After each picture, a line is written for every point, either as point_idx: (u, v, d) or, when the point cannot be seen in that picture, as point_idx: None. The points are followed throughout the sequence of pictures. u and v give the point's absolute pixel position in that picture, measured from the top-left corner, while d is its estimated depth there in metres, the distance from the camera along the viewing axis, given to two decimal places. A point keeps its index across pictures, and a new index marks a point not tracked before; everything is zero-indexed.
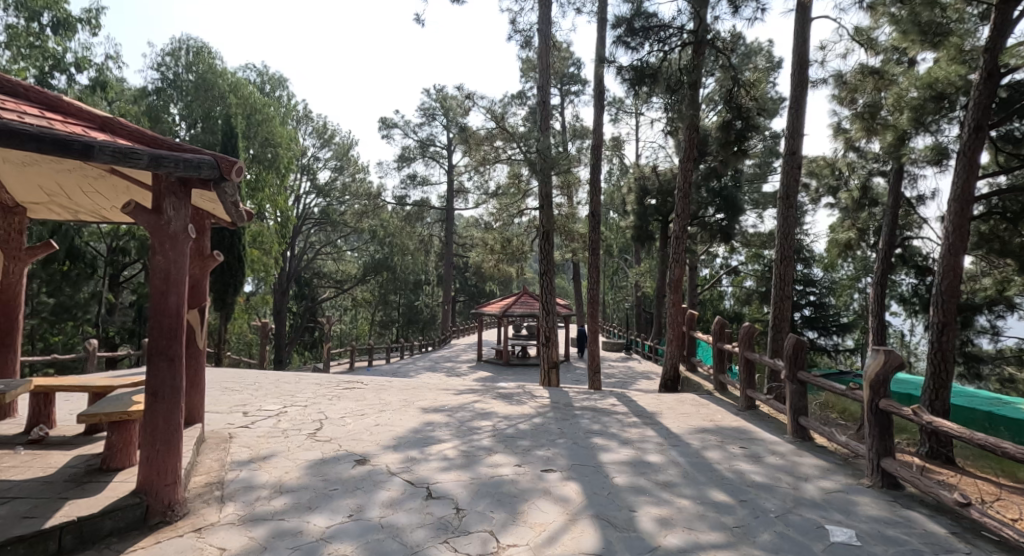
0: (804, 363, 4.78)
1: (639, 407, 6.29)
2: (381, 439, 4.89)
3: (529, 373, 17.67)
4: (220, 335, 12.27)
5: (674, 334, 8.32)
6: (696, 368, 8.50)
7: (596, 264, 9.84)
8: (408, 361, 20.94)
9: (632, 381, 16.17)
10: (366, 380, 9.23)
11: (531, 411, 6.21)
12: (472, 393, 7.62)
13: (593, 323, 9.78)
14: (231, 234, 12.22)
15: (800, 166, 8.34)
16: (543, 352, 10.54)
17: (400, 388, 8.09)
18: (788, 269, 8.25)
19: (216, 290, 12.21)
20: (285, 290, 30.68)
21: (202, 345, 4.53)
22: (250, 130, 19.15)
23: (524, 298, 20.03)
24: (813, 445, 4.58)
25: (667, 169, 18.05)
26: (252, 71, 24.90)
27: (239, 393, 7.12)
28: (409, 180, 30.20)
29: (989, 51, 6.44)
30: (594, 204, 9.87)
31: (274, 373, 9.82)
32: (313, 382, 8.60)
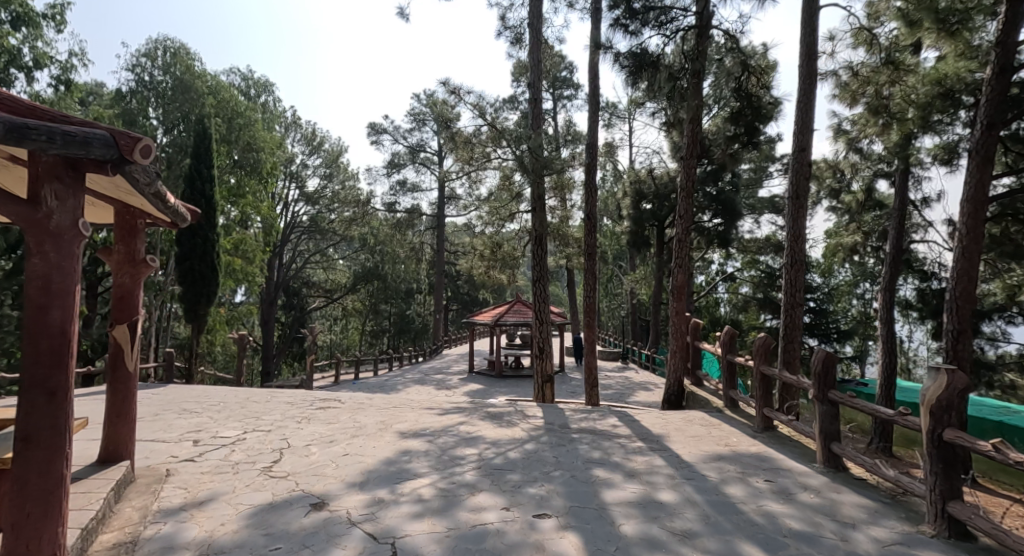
0: (835, 381, 4.14)
1: (643, 429, 5.63)
2: (346, 475, 4.19)
3: (523, 384, 17.02)
4: (192, 348, 11.56)
5: (677, 345, 7.66)
6: (702, 382, 7.85)
7: (592, 271, 9.17)
8: (397, 373, 20.23)
9: (629, 392, 15.55)
10: (345, 397, 8.51)
11: (522, 434, 5.54)
12: (459, 412, 6.94)
13: (590, 335, 9.10)
14: (203, 241, 11.52)
15: (810, 165, 7.70)
16: (537, 365, 9.86)
17: (379, 407, 7.39)
18: (800, 274, 7.63)
19: (188, 301, 11.47)
20: (272, 300, 29.94)
21: (133, 367, 3.92)
22: (232, 134, 18.47)
23: (516, 306, 19.38)
24: (850, 478, 3.93)
25: (663, 173, 17.51)
26: (236, 75, 24.25)
27: (199, 417, 6.40)
28: (399, 186, 29.59)
29: (1001, 45, 6.26)
30: (589, 206, 9.23)
31: (246, 391, 9.07)
32: (285, 400, 7.88)
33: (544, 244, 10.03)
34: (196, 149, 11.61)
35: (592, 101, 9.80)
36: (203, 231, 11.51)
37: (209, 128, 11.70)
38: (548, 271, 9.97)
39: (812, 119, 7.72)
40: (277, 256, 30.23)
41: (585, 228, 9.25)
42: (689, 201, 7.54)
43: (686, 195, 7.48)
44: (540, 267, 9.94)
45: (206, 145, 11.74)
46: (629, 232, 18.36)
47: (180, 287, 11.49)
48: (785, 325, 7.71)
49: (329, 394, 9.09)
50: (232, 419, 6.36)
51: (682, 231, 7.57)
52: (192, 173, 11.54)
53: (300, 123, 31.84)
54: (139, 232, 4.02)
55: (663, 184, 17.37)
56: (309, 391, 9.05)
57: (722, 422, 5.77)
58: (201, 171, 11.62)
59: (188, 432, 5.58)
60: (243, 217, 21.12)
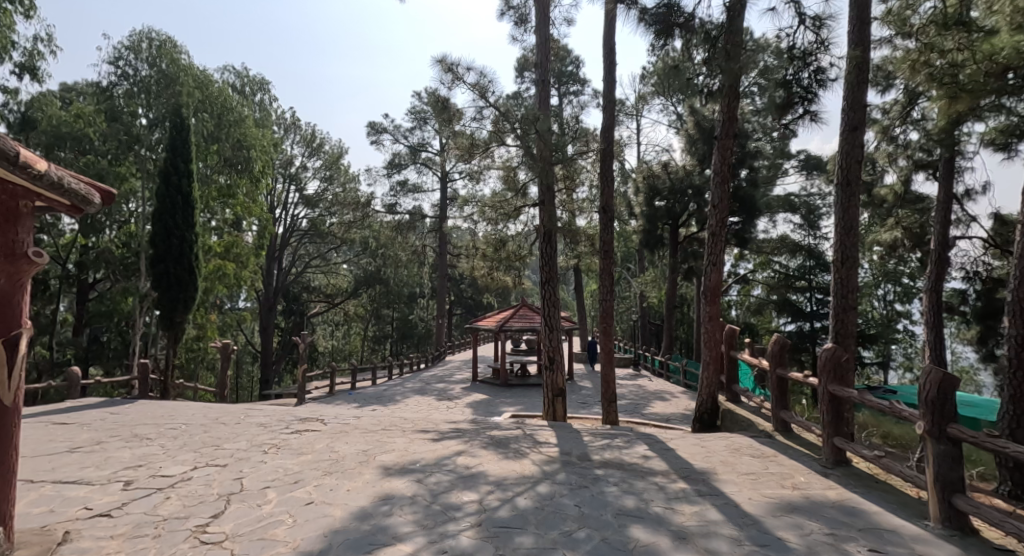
0: (955, 413, 3.07)
1: (682, 463, 4.57)
2: (302, 540, 3.16)
3: (531, 394, 15.99)
4: (169, 359, 10.61)
5: (712, 355, 6.63)
6: (739, 399, 6.78)
7: (608, 270, 8.12)
8: (397, 381, 19.23)
9: (645, 402, 14.49)
10: (329, 417, 7.48)
11: (533, 471, 4.48)
12: (458, 438, 5.89)
13: (606, 343, 8.05)
14: (181, 242, 10.59)
15: (862, 145, 6.58)
16: (546, 377, 8.83)
17: (364, 431, 6.35)
18: (851, 274, 6.55)
19: (164, 308, 10.49)
20: (272, 305, 29.04)
21: (8, 401, 2.91)
22: (221, 132, 17.52)
23: (522, 310, 18.35)
24: (988, 549, 2.87)
25: (678, 167, 16.44)
26: (230, 72, 23.37)
27: (149, 446, 5.39)
28: (400, 187, 28.61)
29: None
30: (605, 197, 8.15)
31: (220, 409, 8.09)
32: (258, 423, 6.86)
33: (553, 239, 9.01)
34: (173, 143, 10.65)
35: (610, 81, 8.78)
36: (180, 231, 10.58)
37: (187, 119, 10.75)
38: (557, 272, 8.93)
39: (864, 95, 6.56)
40: (276, 260, 29.34)
41: (600, 221, 8.21)
42: (724, 187, 6.47)
43: (720, 179, 6.44)
44: (550, 268, 8.92)
45: (184, 138, 10.78)
46: (641, 230, 17.39)
47: (155, 292, 10.53)
48: (835, 333, 6.62)
49: (314, 412, 8.09)
50: (188, 448, 5.35)
51: (716, 220, 6.50)
52: (168, 169, 10.58)
53: (299, 125, 30.97)
54: (22, 218, 2.98)
55: (678, 179, 16.29)
56: (290, 410, 8.05)
57: (778, 451, 4.70)
58: (178, 166, 10.67)
59: (126, 469, 4.57)
60: (236, 218, 20.21)
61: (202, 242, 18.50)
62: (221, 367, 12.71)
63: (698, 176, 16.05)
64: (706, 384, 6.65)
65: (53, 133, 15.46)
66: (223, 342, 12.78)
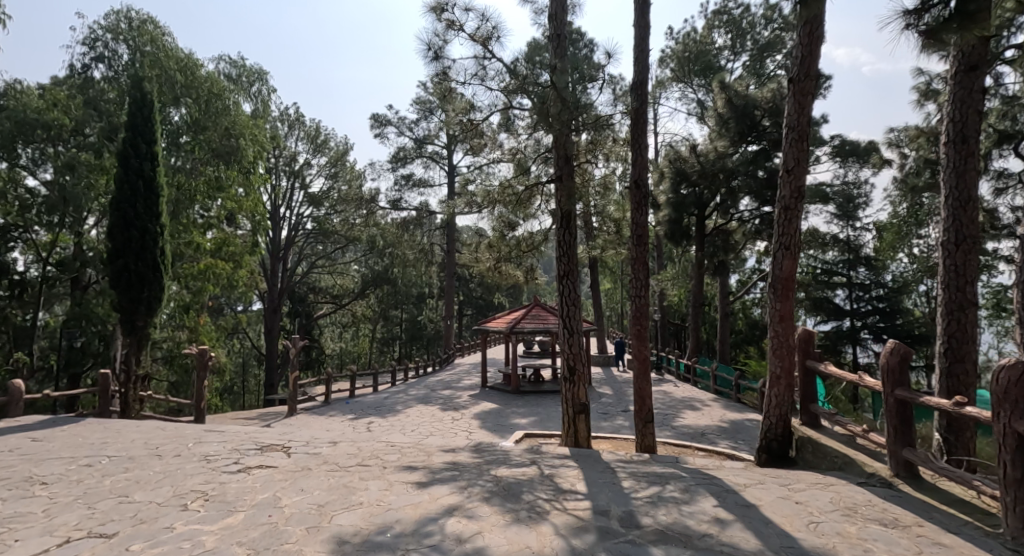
0: None
1: (779, 536, 3.06)
2: None
3: (547, 402, 14.46)
4: (131, 369, 9.25)
5: (784, 367, 5.08)
6: (819, 423, 5.17)
7: (643, 259, 6.58)
8: (402, 387, 17.81)
9: (674, 412, 12.91)
10: (296, 445, 5.99)
11: (557, 551, 2.99)
12: (452, 481, 4.40)
13: (640, 351, 6.52)
14: (142, 234, 9.26)
15: (985, 89, 4.98)
16: (565, 389, 7.35)
17: (334, 468, 4.89)
18: (970, 259, 4.97)
19: (123, 310, 9.18)
20: (277, 307, 27.79)
21: None
22: (208, 120, 16.27)
23: (534, 310, 16.85)
24: None
25: (708, 150, 14.85)
26: (225, 61, 22.17)
27: (31, 498, 3.97)
28: (405, 181, 27.21)
29: None
30: (636, 168, 6.59)
31: (170, 432, 6.67)
32: (204, 454, 5.41)
33: (572, 222, 7.47)
34: (134, 121, 9.31)
35: (642, 26, 7.19)
36: (141, 222, 9.24)
37: (150, 94, 9.41)
38: (578, 264, 7.44)
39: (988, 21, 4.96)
40: (279, 261, 28.07)
41: (630, 199, 6.65)
42: (801, 144, 4.87)
43: (797, 136, 4.83)
44: (568, 259, 7.43)
45: (146, 116, 9.45)
46: (667, 221, 15.84)
47: (113, 292, 9.20)
48: (947, 337, 5.01)
49: (283, 436, 6.64)
50: (80, 502, 3.91)
51: (789, 189, 4.90)
52: (126, 150, 9.23)
53: (302, 120, 29.76)
54: None
55: (709, 162, 14.65)
56: (254, 434, 6.61)
57: (920, 519, 3.16)
58: (138, 147, 9.30)
59: None
60: (230, 213, 18.97)
61: (191, 239, 17.21)
62: (198, 377, 11.32)
63: (732, 159, 14.39)
64: (775, 403, 5.10)
65: (18, 120, 14.13)
66: (200, 348, 11.43)
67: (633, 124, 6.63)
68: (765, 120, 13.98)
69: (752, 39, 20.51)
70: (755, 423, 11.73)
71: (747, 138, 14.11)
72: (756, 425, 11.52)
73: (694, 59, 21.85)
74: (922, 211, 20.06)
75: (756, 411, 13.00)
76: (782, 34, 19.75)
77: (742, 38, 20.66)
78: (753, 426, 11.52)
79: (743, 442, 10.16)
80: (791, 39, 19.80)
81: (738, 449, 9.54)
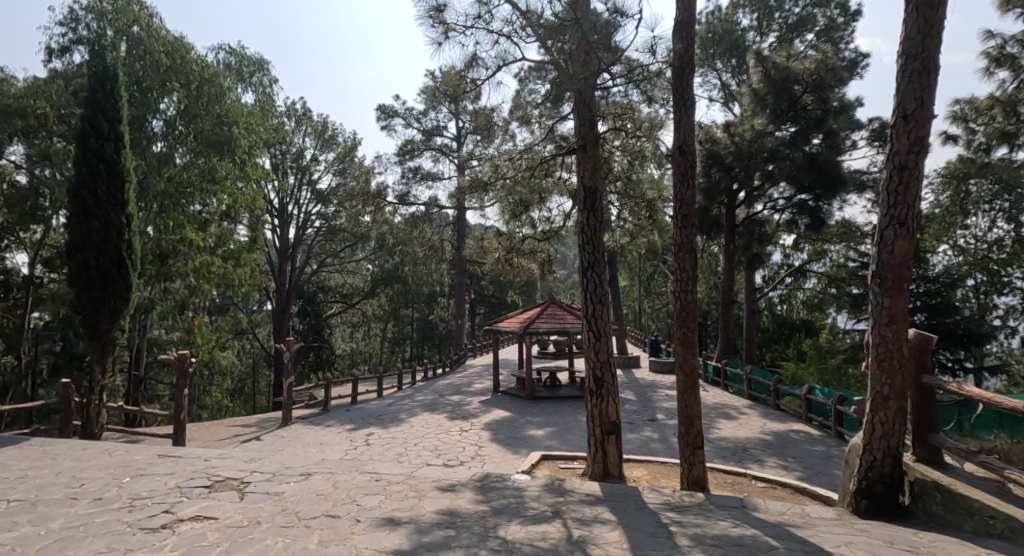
0: None
1: None
2: None
3: (565, 409, 13.17)
4: (95, 379, 8.13)
5: (895, 385, 3.75)
6: (941, 460, 3.85)
7: (688, 244, 5.23)
8: (408, 392, 16.62)
9: (708, 421, 11.56)
10: (257, 481, 4.78)
11: None
12: (442, 550, 3.14)
13: (685, 359, 5.23)
14: (104, 225, 8.14)
15: None
16: (591, 405, 6.10)
17: (291, 524, 3.66)
18: None
19: (84, 311, 8.09)
20: (286, 307, 26.73)
21: None
22: (198, 107, 15.19)
23: (550, 309, 15.48)
24: None
25: (742, 130, 13.41)
26: (224, 52, 21.11)
27: None
28: (413, 174, 26.04)
29: None
30: (679, 129, 5.24)
31: (114, 460, 5.51)
32: (134, 497, 4.24)
33: (598, 202, 6.19)
34: (95, 97, 8.18)
35: None
36: (103, 211, 8.13)
37: (112, 66, 8.24)
38: (604, 253, 6.14)
39: None
40: (287, 260, 27.02)
41: (673, 169, 5.33)
42: (924, 79, 3.54)
43: (923, 66, 3.52)
44: (593, 247, 6.15)
45: (108, 91, 8.28)
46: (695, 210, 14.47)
47: (71, 291, 8.10)
48: None
49: (248, 465, 5.43)
50: None
51: (907, 140, 3.58)
52: (85, 129, 8.08)
53: (309, 115, 28.72)
54: None
55: (745, 143, 13.26)
56: (212, 463, 5.42)
57: None
58: (99, 126, 8.14)
59: None
60: (230, 209, 18.00)
61: (185, 236, 16.20)
62: (178, 386, 10.07)
63: (772, 137, 13.05)
64: (881, 434, 3.81)
65: None
66: (181, 353, 10.16)
67: (674, 75, 5.24)
68: (806, 96, 12.74)
69: (781, 17, 18.95)
70: (802, 435, 10.32)
71: (785, 116, 12.88)
72: (805, 438, 10.10)
73: (718, 40, 20.27)
74: (970, 199, 18.44)
75: (801, 420, 11.58)
76: (815, 10, 18.15)
77: (770, 17, 19.11)
78: (801, 439, 10.11)
79: (795, 460, 8.75)
80: (823, 16, 18.24)
81: (792, 471, 8.15)
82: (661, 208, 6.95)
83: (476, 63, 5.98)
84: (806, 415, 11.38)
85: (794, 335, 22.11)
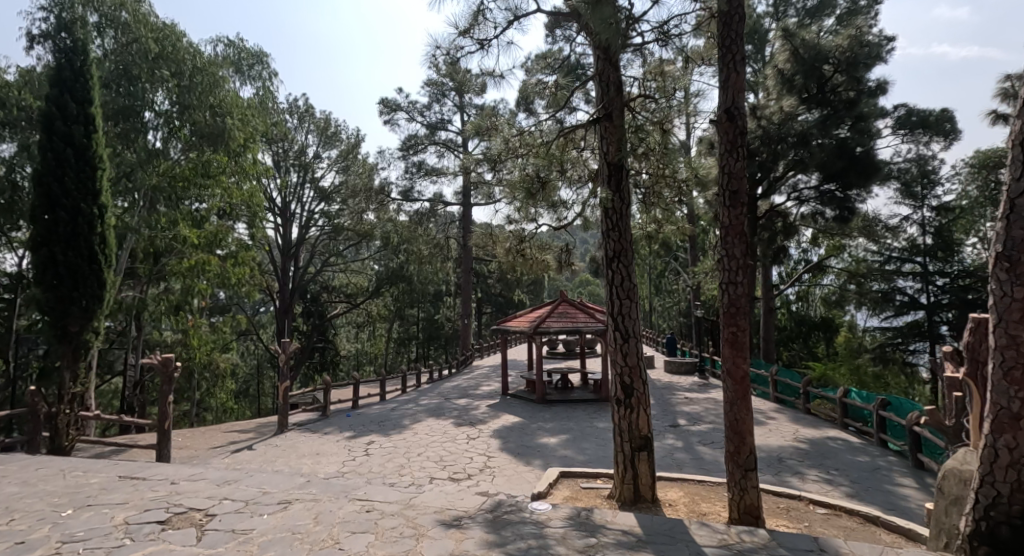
0: None
1: None
2: None
3: (579, 414, 12.29)
4: (66, 387, 7.32)
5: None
6: None
7: (738, 228, 4.38)
8: (413, 396, 15.82)
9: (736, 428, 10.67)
10: (226, 514, 3.99)
11: None
12: None
13: (736, 366, 4.38)
14: (73, 217, 7.44)
15: None
16: (618, 419, 5.28)
17: None
18: None
19: (52, 311, 7.34)
20: (288, 308, 25.96)
21: None
22: (192, 98, 14.41)
23: (562, 307, 14.61)
24: None
25: (768, 113, 12.53)
26: (221, 44, 20.35)
27: None
28: (417, 170, 25.26)
29: None
30: (729, 87, 4.36)
31: (64, 485, 4.73)
32: (67, 541, 3.44)
33: (625, 179, 5.33)
34: (63, 78, 7.50)
35: None
36: (72, 201, 7.41)
37: (81, 42, 7.56)
38: (633, 241, 5.31)
39: None
40: (290, 259, 26.29)
41: (719, 136, 4.47)
42: None
43: None
44: (620, 233, 5.31)
45: (77, 69, 7.60)
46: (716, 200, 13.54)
47: (37, 289, 7.35)
48: None
49: (218, 491, 4.63)
50: None
51: None
52: (50, 111, 7.38)
53: (312, 111, 27.98)
54: None
55: (773, 126, 12.33)
56: (176, 490, 4.63)
57: None
58: (66, 107, 7.43)
59: None
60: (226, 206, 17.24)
61: (179, 234, 15.43)
62: (162, 394, 9.19)
63: (801, 120, 12.12)
64: (1010, 462, 2.97)
65: None
66: (165, 357, 9.34)
67: (719, 23, 4.40)
68: (838, 76, 11.86)
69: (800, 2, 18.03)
70: (841, 443, 9.42)
71: (814, 98, 12.03)
72: (844, 447, 9.21)
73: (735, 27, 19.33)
74: None
75: (835, 426, 10.69)
76: None
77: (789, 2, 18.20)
78: (840, 447, 9.21)
79: (839, 473, 7.86)
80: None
81: (838, 485, 7.27)
82: (692, 192, 6.12)
83: (483, 17, 5.17)
84: (841, 421, 10.49)
85: (812, 333, 21.13)
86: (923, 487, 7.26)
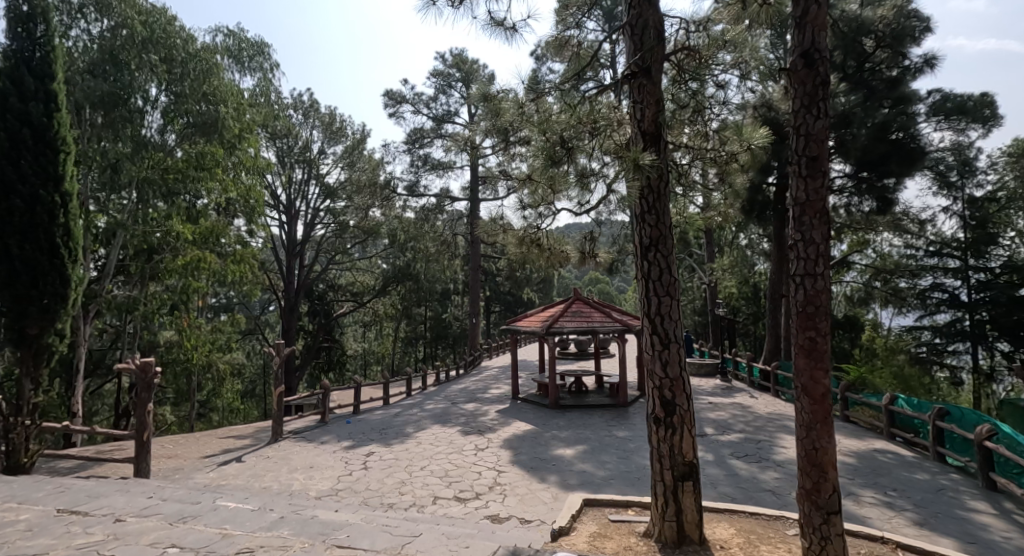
0: None
1: None
2: None
3: (596, 421, 11.35)
4: (24, 397, 6.50)
5: None
6: None
7: (816, 204, 3.45)
8: (418, 399, 14.93)
9: (770, 438, 9.69)
10: None
11: None
12: None
13: (814, 382, 3.45)
14: (30, 204, 6.75)
15: None
16: (657, 441, 4.36)
17: None
18: None
19: (9, 311, 6.64)
20: (294, 307, 25.12)
21: None
22: (185, 86, 13.61)
23: (575, 306, 13.68)
24: None
25: None
26: (220, 34, 19.51)
27: None
28: (423, 163, 24.38)
29: None
30: (805, 25, 3.45)
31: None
32: None
33: (664, 150, 4.42)
34: (20, 52, 6.85)
35: None
36: (29, 186, 6.73)
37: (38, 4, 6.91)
38: (673, 225, 4.41)
39: None
40: (295, 258, 25.46)
41: (789, 89, 3.55)
42: None
43: None
44: (657, 217, 4.39)
45: (36, 36, 6.97)
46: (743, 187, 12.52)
47: None
48: None
49: (166, 533, 3.78)
50: None
51: None
52: (5, 87, 6.74)
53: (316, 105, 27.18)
54: None
55: None
56: (117, 532, 3.77)
57: None
58: (22, 82, 6.78)
59: None
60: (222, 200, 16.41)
61: (171, 228, 14.66)
62: (141, 401, 8.38)
63: (841, 101, 11.14)
64: None
65: None
66: (144, 361, 8.50)
67: None
68: (879, 52, 10.84)
69: None
70: (892, 458, 8.42)
71: (853, 76, 11.03)
72: (897, 462, 8.19)
73: None
74: None
75: (880, 436, 9.67)
76: None
77: None
78: (893, 462, 8.20)
79: (898, 493, 6.90)
80: None
81: (901, 510, 6.28)
82: (734, 173, 5.22)
83: None
84: (887, 431, 9.46)
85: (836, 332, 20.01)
86: (1003, 514, 6.25)
